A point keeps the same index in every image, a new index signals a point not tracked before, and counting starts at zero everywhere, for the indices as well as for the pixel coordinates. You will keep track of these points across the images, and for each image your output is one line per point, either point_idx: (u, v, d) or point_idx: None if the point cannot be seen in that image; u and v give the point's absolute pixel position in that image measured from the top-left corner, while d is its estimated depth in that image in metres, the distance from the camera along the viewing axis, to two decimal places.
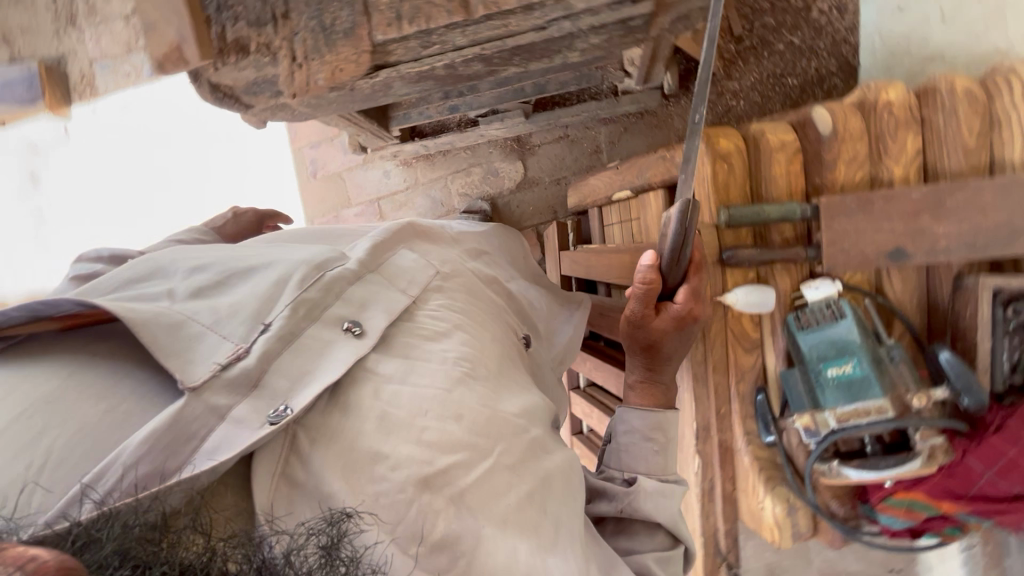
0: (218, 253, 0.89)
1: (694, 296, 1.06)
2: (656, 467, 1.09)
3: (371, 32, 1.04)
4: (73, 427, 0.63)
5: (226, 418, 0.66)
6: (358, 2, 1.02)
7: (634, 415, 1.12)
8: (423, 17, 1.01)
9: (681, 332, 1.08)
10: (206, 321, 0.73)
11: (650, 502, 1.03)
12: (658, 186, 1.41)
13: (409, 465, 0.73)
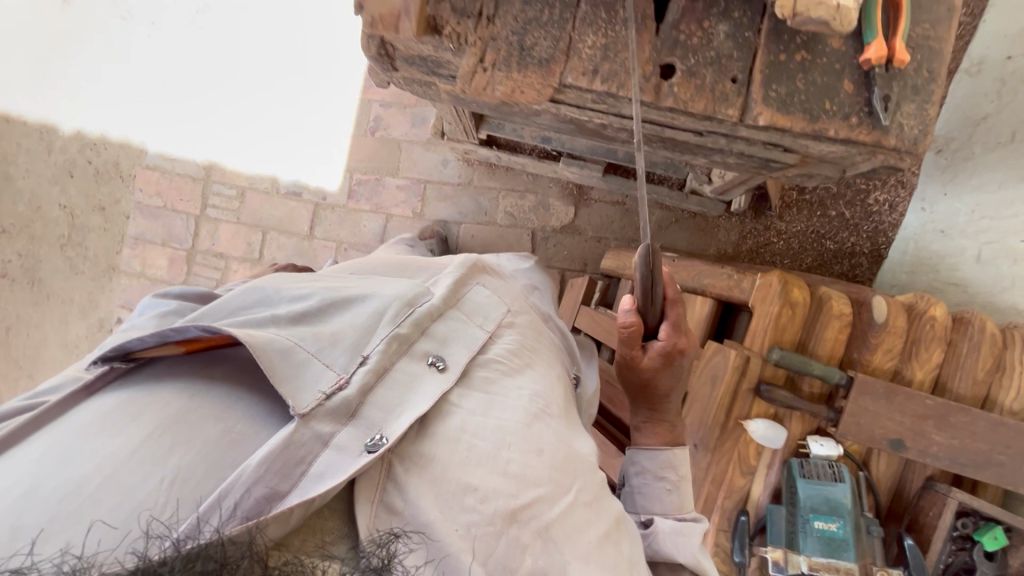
0: (319, 286, 1.06)
1: (681, 331, 1.07)
2: (673, 507, 1.11)
3: (563, 72, 1.07)
4: (196, 447, 0.77)
5: (329, 444, 0.79)
6: (564, 41, 1.06)
7: (647, 456, 1.15)
8: (616, 82, 1.06)
9: (671, 368, 1.09)
10: (311, 350, 0.88)
11: (671, 539, 1.05)
12: (710, 297, 1.52)
13: (497, 499, 0.83)
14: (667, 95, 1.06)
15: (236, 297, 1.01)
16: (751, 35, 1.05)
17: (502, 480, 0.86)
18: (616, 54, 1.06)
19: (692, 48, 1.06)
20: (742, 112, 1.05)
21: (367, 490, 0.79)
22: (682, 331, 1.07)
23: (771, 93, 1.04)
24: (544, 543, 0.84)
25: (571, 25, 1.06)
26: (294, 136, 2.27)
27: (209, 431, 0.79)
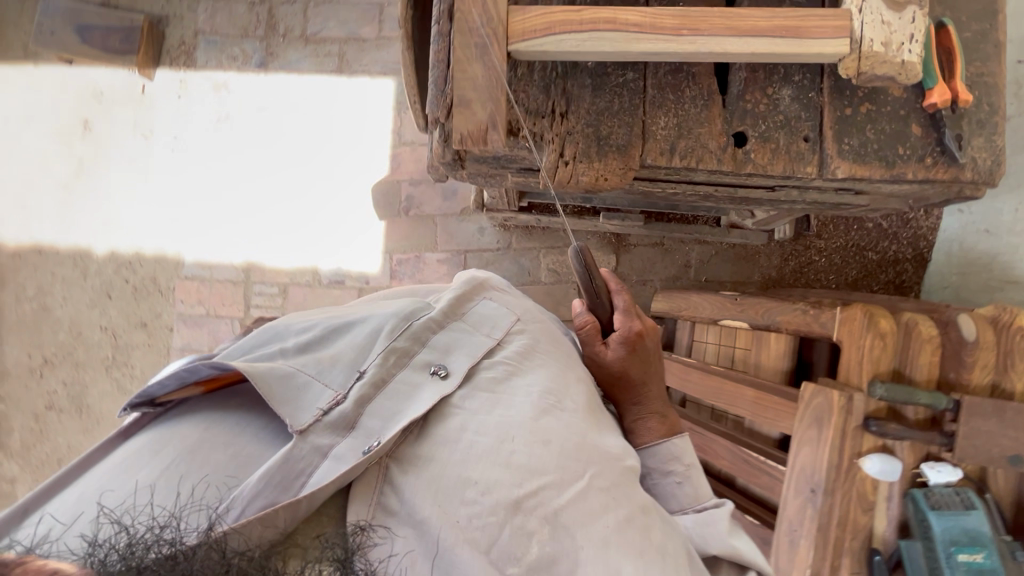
0: (324, 314, 1.04)
1: (632, 315, 1.15)
2: (689, 500, 1.07)
3: (641, 154, 1.09)
4: (209, 468, 0.79)
5: (327, 456, 0.78)
6: (639, 126, 1.09)
7: (654, 453, 1.11)
8: (695, 158, 1.08)
9: (634, 354, 1.13)
10: (313, 373, 0.87)
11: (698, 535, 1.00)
12: (786, 332, 1.56)
13: (498, 490, 0.80)
14: (745, 161, 1.09)
15: (245, 336, 1.00)
16: (814, 95, 1.10)
17: (503, 471, 0.81)
18: (690, 131, 1.09)
19: (761, 115, 1.09)
20: (820, 167, 1.08)
21: (366, 493, 0.79)
22: (633, 315, 1.15)
23: (846, 146, 1.07)
24: (552, 529, 0.79)
25: (642, 109, 1.09)
26: (329, 224, 2.30)
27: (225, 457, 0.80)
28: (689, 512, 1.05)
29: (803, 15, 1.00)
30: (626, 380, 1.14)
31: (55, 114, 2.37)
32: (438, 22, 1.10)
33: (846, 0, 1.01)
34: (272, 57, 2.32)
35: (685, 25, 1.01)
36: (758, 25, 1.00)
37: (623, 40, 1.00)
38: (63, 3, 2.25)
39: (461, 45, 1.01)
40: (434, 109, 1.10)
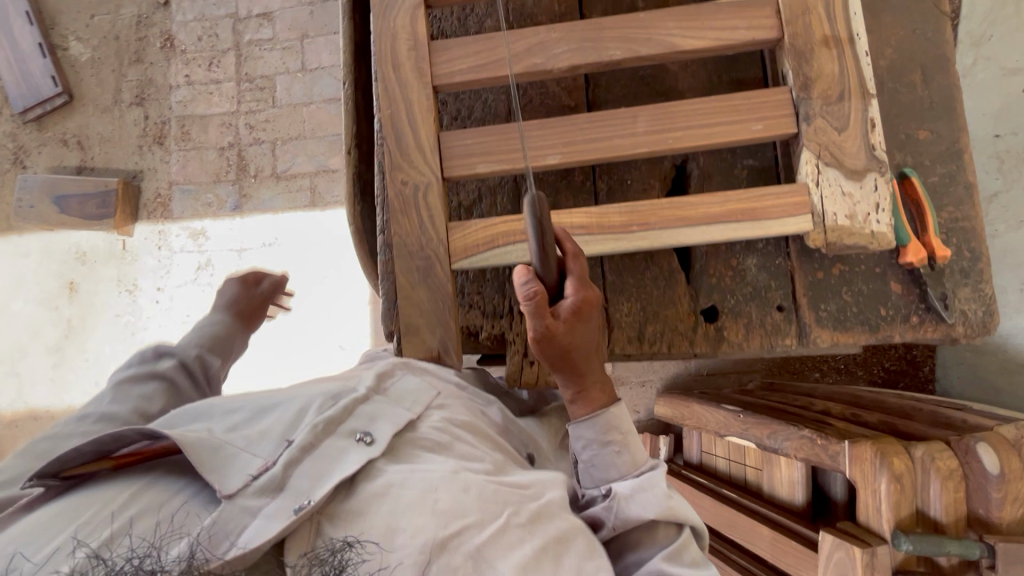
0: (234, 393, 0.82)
1: (579, 281, 0.79)
2: (628, 464, 0.82)
3: (609, 344, 1.02)
4: (147, 520, 0.58)
5: (259, 513, 0.59)
6: (602, 315, 1.02)
7: (581, 430, 0.83)
8: (665, 342, 1.02)
9: (589, 324, 0.80)
10: (241, 446, 0.66)
11: (636, 502, 0.78)
12: (795, 461, 1.42)
13: (422, 533, 0.61)
14: (719, 338, 1.01)
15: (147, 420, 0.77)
16: (781, 260, 1.03)
17: (426, 514, 0.63)
18: (656, 313, 1.03)
19: (729, 288, 1.03)
20: (800, 336, 1.01)
21: (298, 549, 0.59)
22: (580, 279, 0.80)
23: (822, 313, 1.00)
24: (476, 568, 0.62)
25: (602, 294, 1.04)
26: (317, 357, 2.28)
27: (130, 505, 0.59)
28: (629, 478, 0.81)
29: (759, 196, 0.95)
30: (569, 359, 0.80)
31: (41, 278, 2.40)
32: (383, 230, 1.07)
33: (801, 172, 0.96)
34: (246, 198, 2.33)
35: (636, 220, 0.96)
36: (711, 212, 0.96)
37: (573, 244, 0.96)
38: (40, 175, 2.31)
39: (403, 270, 0.97)
40: (387, 322, 1.05)
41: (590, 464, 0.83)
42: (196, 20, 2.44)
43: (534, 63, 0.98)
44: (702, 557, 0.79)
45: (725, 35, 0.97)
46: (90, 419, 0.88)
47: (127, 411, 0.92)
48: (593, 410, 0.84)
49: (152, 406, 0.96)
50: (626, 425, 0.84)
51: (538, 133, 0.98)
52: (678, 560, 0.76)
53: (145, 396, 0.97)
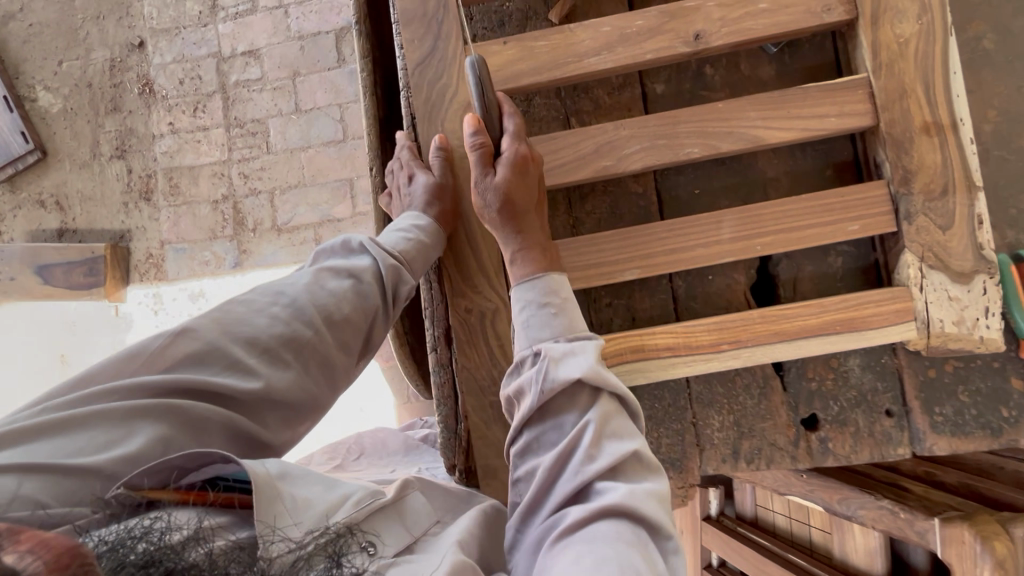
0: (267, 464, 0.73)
1: (522, 138, 0.86)
2: (561, 329, 0.77)
3: (700, 464, 0.92)
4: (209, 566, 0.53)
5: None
6: (691, 434, 0.92)
7: (522, 289, 0.81)
8: (764, 459, 0.91)
9: (525, 178, 0.84)
10: (289, 505, 0.60)
11: (564, 365, 0.73)
12: (874, 530, 1.33)
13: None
14: (823, 451, 0.91)
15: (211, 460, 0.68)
16: (887, 357, 0.91)
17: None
18: (751, 428, 0.92)
19: (830, 394, 0.91)
20: (914, 445, 0.90)
21: None
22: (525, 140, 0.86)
23: (938, 417, 0.89)
24: None
25: (690, 409, 0.92)
26: (337, 421, 2.14)
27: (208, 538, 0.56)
28: (561, 341, 0.76)
29: (861, 303, 0.86)
30: (506, 204, 0.85)
31: (27, 353, 2.24)
32: (434, 347, 0.94)
33: (903, 271, 0.87)
34: (246, 255, 2.19)
35: (726, 338, 0.87)
36: (808, 324, 0.87)
37: (660, 367, 0.88)
38: (18, 244, 2.14)
39: (472, 405, 0.89)
40: (449, 454, 0.94)
41: (524, 328, 0.78)
42: (175, 62, 2.25)
43: (603, 166, 0.88)
44: (632, 429, 0.73)
45: (812, 124, 0.87)
46: (270, 337, 0.75)
47: (311, 333, 0.78)
48: (534, 271, 0.83)
49: (330, 332, 0.80)
50: (566, 293, 0.80)
51: (614, 244, 0.88)
52: (601, 436, 0.70)
53: (333, 296, 0.82)
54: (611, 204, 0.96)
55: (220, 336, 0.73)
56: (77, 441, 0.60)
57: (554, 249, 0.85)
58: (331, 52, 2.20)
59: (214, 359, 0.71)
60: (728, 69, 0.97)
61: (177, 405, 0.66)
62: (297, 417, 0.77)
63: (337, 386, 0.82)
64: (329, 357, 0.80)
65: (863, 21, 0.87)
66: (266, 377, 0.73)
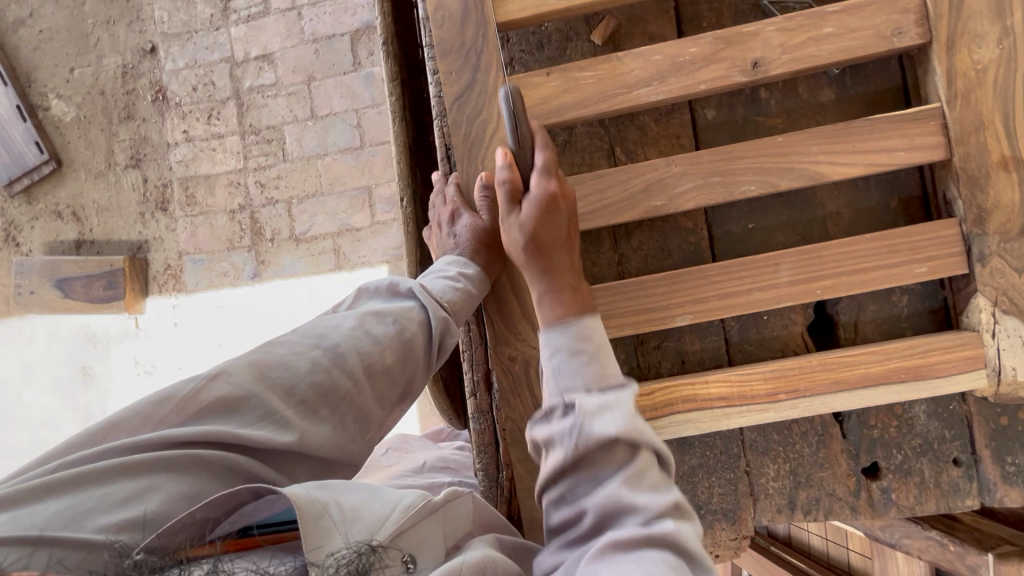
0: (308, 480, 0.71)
1: (552, 173, 0.80)
2: (593, 377, 0.68)
3: (753, 515, 0.89)
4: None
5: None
6: (744, 484, 0.88)
7: (550, 333, 0.72)
8: (823, 509, 0.88)
9: (552, 213, 0.78)
10: (337, 518, 0.56)
11: (598, 417, 0.65)
12: (919, 560, 1.32)
13: None
14: (884, 501, 0.88)
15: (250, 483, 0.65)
16: (955, 404, 0.87)
17: None
18: (809, 477, 0.88)
19: (891, 443, 0.88)
20: (982, 495, 0.86)
21: None
22: (557, 176, 0.80)
23: (1010, 467, 0.85)
24: None
25: (743, 458, 0.89)
26: None
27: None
28: (592, 392, 0.67)
29: (926, 350, 0.82)
30: (534, 240, 0.80)
31: (49, 366, 2.24)
32: (473, 392, 0.91)
33: (973, 316, 0.83)
34: (264, 265, 2.16)
35: (782, 387, 0.83)
36: (871, 373, 0.82)
37: (714, 417, 0.84)
38: (36, 257, 2.12)
39: (516, 455, 0.86)
40: (491, 503, 0.92)
41: (553, 375, 0.69)
42: (188, 68, 2.21)
43: (654, 206, 0.83)
44: (665, 479, 0.65)
45: (878, 158, 0.81)
46: (308, 388, 0.72)
47: (349, 384, 0.75)
48: (566, 316, 0.76)
49: (368, 383, 0.77)
50: (600, 338, 0.71)
51: (664, 287, 0.84)
52: (639, 487, 0.62)
53: (373, 343, 0.78)
54: (660, 240, 0.91)
55: (257, 385, 0.70)
56: (88, 500, 0.57)
57: (585, 291, 0.78)
58: (347, 56, 2.14)
59: (248, 409, 0.69)
60: (787, 94, 0.91)
61: (204, 455, 0.64)
62: (331, 471, 0.74)
63: (372, 438, 0.79)
64: (365, 410, 0.76)
65: (938, 45, 0.80)
66: (303, 431, 0.70)
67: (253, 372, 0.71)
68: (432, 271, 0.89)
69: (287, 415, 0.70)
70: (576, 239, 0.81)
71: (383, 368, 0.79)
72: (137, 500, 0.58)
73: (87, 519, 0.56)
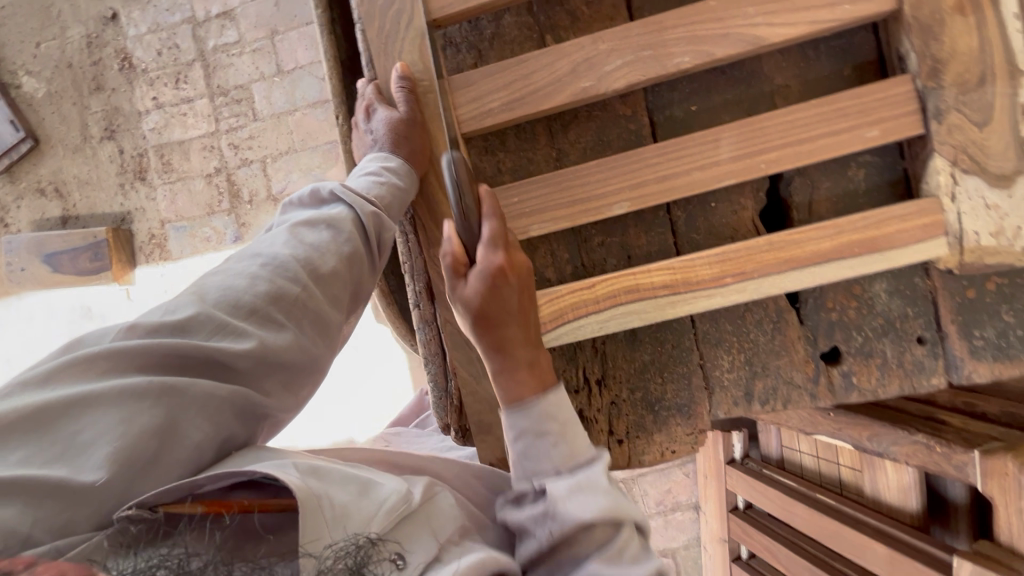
0: (269, 383, 0.71)
1: (498, 243, 0.73)
2: (563, 458, 0.70)
3: (710, 408, 0.86)
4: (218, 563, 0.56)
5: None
6: (698, 377, 0.85)
7: (515, 418, 0.72)
8: (781, 398, 0.85)
9: (504, 290, 0.72)
10: (331, 516, 0.59)
11: (574, 502, 0.67)
12: (907, 465, 1.31)
13: None
14: (846, 385, 0.84)
15: (214, 396, 0.66)
16: (919, 278, 0.82)
17: None
18: (765, 366, 0.85)
19: (853, 325, 0.84)
20: (949, 373, 0.82)
21: None
22: (505, 245, 0.73)
23: (978, 341, 0.80)
24: None
25: (696, 351, 0.86)
26: (346, 391, 2.10)
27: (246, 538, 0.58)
28: (564, 476, 0.69)
29: (880, 220, 0.77)
30: (482, 317, 0.73)
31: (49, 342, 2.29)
32: (417, 303, 0.87)
33: (931, 181, 0.77)
34: (245, 228, 2.15)
35: (729, 271, 0.79)
36: (821, 249, 0.77)
37: (656, 306, 0.80)
38: (24, 235, 2.15)
39: (459, 359, 0.84)
40: (441, 414, 0.89)
41: (521, 460, 0.71)
42: (151, 32, 2.16)
43: (583, 88, 0.78)
44: (645, 551, 0.68)
45: (822, 15, 0.75)
46: (256, 298, 0.71)
47: (300, 290, 0.73)
48: (522, 394, 0.73)
49: (319, 288, 0.75)
50: (567, 416, 0.71)
51: (598, 174, 0.80)
52: (619, 565, 0.65)
53: (316, 249, 0.76)
54: (598, 131, 0.86)
55: (204, 304, 0.70)
56: (56, 446, 0.58)
57: (545, 367, 0.74)
58: (308, 6, 2.08)
59: (198, 327, 0.68)
60: None
61: (171, 384, 0.63)
62: (298, 378, 0.74)
63: (334, 344, 0.78)
64: (322, 314, 0.75)
65: None
66: (259, 337, 0.69)
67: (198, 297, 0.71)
68: (360, 172, 0.84)
69: (239, 326, 0.69)
70: (531, 313, 0.74)
71: (334, 274, 0.77)
72: (106, 437, 0.59)
73: (57, 463, 0.57)
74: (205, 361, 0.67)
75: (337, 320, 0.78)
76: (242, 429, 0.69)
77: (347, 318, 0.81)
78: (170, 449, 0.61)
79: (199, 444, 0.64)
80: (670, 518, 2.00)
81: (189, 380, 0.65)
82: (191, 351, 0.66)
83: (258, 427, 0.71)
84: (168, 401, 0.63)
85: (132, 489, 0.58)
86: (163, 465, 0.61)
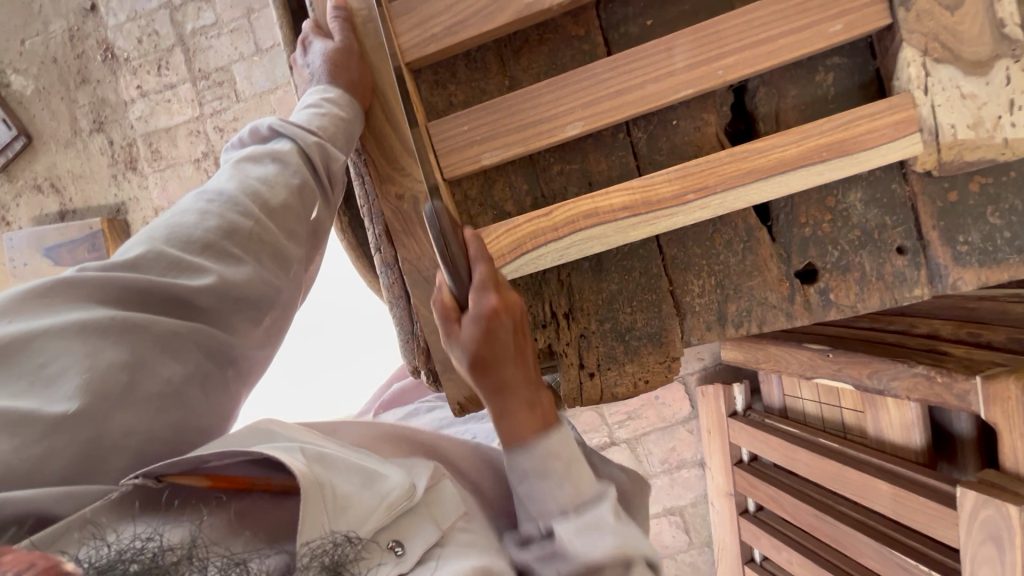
0: (236, 319, 0.71)
1: (490, 285, 0.69)
2: (568, 497, 0.77)
3: (682, 335, 0.83)
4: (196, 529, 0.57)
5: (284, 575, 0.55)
6: (669, 304, 0.82)
7: (518, 460, 0.78)
8: (756, 320, 0.82)
9: (499, 337, 0.71)
10: (328, 503, 0.62)
11: (580, 540, 0.74)
12: (909, 401, 1.26)
13: None
14: (823, 302, 0.80)
15: (177, 332, 0.66)
16: (897, 185, 0.78)
17: None
18: (737, 288, 0.81)
19: (827, 239, 0.80)
20: (934, 284, 0.77)
21: None
22: (495, 287, 0.70)
23: (963, 247, 0.75)
24: None
25: (665, 276, 0.83)
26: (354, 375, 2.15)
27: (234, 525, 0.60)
28: (569, 516, 0.76)
29: (848, 121, 0.72)
30: (477, 361, 0.73)
31: None
32: (378, 247, 0.86)
33: (902, 74, 0.72)
34: None
35: (689, 187, 0.75)
36: (788, 156, 0.73)
37: (617, 228, 0.77)
38: (24, 231, 2.20)
39: (420, 299, 0.83)
40: (409, 357, 0.88)
41: (528, 500, 0.78)
42: (129, 20, 2.15)
43: (528, 4, 0.75)
44: None
45: None
46: (209, 232, 0.71)
47: (252, 224, 0.73)
48: (523, 433, 0.78)
49: (274, 222, 0.75)
50: (569, 453, 0.78)
51: (549, 93, 0.76)
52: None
53: (264, 183, 0.76)
54: (551, 54, 0.83)
55: (154, 242, 0.69)
56: (23, 380, 0.58)
57: (545, 405, 0.79)
58: None
59: (150, 267, 0.68)
60: None
61: (136, 322, 0.64)
62: (264, 313, 0.74)
63: (296, 278, 0.79)
64: (279, 247, 0.75)
65: None
66: (216, 271, 0.69)
67: (148, 237, 0.70)
68: (303, 106, 0.84)
69: (193, 263, 0.69)
70: (526, 346, 0.75)
71: (286, 207, 0.77)
72: (76, 368, 0.59)
73: (27, 394, 0.57)
74: (163, 301, 0.67)
75: (296, 252, 0.78)
76: (213, 365, 0.69)
77: (306, 248, 0.81)
78: (141, 385, 0.62)
79: (169, 379, 0.64)
80: (676, 476, 1.97)
81: (150, 318, 0.65)
82: (148, 287, 0.66)
83: (232, 366, 0.71)
84: (128, 334, 0.63)
85: (106, 419, 0.59)
86: (136, 396, 0.62)
